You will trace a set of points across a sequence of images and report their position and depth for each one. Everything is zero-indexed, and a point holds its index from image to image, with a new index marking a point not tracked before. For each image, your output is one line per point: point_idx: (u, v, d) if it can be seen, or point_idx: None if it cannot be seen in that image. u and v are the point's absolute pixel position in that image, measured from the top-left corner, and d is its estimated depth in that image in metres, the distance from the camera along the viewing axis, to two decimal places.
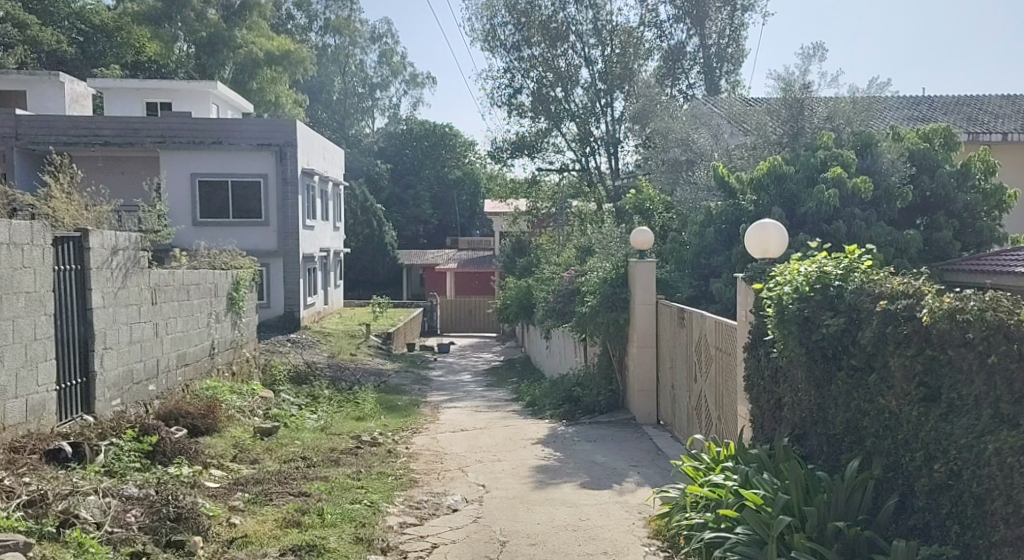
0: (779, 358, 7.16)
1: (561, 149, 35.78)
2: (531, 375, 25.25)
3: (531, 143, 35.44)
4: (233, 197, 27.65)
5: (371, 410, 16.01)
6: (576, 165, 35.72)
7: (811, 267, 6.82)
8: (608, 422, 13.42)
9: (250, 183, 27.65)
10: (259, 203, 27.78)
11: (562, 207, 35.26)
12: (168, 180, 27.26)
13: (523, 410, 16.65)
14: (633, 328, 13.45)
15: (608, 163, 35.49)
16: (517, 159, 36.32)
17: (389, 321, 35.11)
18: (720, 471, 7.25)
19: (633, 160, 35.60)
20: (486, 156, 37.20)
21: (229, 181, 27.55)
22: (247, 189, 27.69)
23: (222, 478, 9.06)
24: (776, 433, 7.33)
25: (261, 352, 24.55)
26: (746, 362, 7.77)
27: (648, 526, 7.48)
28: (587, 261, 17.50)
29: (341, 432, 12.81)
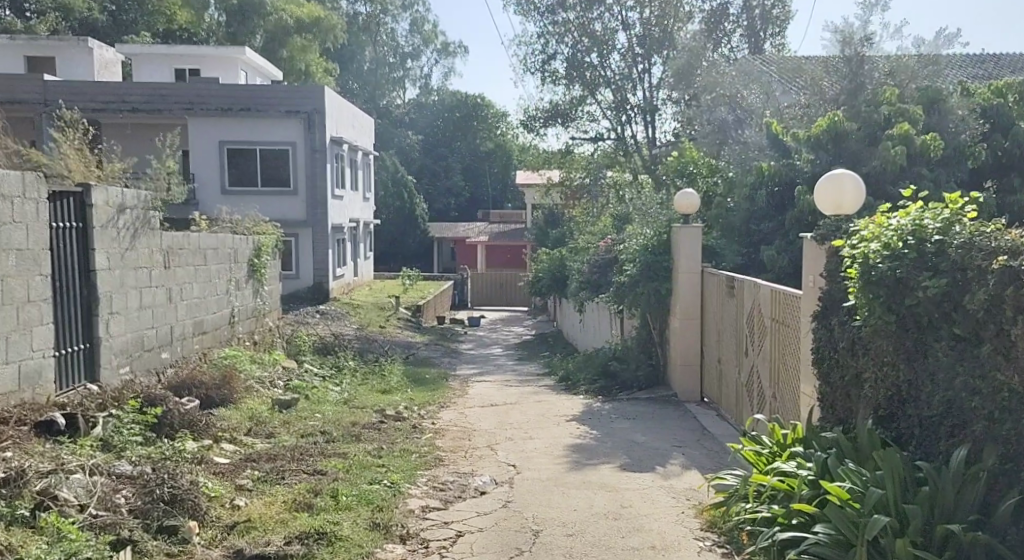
0: (860, 328, 6.30)
1: (595, 117, 34.74)
2: (564, 348, 24.56)
3: (565, 111, 34.58)
4: (262, 165, 27.00)
5: (398, 384, 15.27)
6: (611, 134, 34.78)
7: (903, 220, 6.10)
8: (647, 399, 12.58)
9: (279, 151, 26.97)
10: (288, 172, 27.10)
11: (597, 176, 34.40)
12: (195, 147, 26.62)
13: (557, 385, 15.87)
14: (676, 298, 12.61)
15: (644, 131, 34.57)
16: (550, 128, 35.42)
17: (419, 293, 34.44)
18: (787, 457, 6.42)
19: (671, 128, 34.58)
20: (519, 124, 36.33)
21: (257, 149, 26.89)
22: (275, 158, 27.02)
23: (234, 453, 8.35)
24: (854, 413, 6.50)
25: (288, 322, 23.92)
26: (814, 332, 6.91)
27: (701, 516, 6.65)
28: (625, 228, 16.65)
29: (365, 406, 12.06)
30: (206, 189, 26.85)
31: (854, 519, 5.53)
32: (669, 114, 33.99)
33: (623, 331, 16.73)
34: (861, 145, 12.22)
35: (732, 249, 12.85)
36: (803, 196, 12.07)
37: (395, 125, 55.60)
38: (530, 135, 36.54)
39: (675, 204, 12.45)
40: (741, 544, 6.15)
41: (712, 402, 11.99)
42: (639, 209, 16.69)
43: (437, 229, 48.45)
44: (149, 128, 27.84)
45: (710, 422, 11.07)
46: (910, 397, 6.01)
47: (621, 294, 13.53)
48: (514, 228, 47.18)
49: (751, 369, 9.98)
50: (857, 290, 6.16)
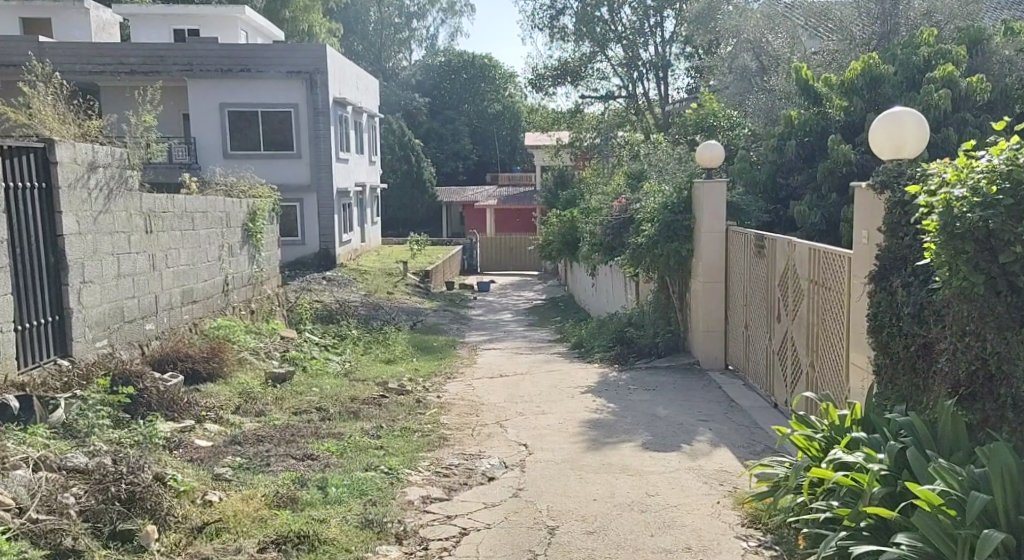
0: (935, 291, 5.45)
1: (605, 75, 33.88)
2: (578, 313, 23.82)
3: (575, 69, 33.70)
4: (263, 127, 26.03)
5: (403, 354, 14.47)
6: (622, 92, 33.99)
7: (994, 160, 5.24)
8: (668, 368, 11.73)
9: (280, 112, 25.99)
10: (291, 134, 26.15)
11: (608, 136, 33.44)
12: (196, 111, 25.66)
13: (571, 353, 15.06)
14: (698, 259, 11.73)
15: (656, 89, 33.69)
16: (559, 87, 34.50)
17: (428, 258, 33.62)
18: (848, 445, 5.61)
19: (683, 85, 33.62)
20: (527, 84, 35.41)
21: (259, 111, 25.91)
22: (277, 120, 26.06)
23: (217, 434, 7.56)
24: (927, 393, 5.63)
25: (293, 290, 23.13)
26: (872, 296, 6.06)
27: (741, 510, 5.83)
28: (642, 187, 15.77)
29: (366, 379, 11.24)
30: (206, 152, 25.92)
31: (951, 531, 4.75)
32: (681, 70, 33.15)
33: (639, 295, 15.90)
34: (897, 90, 11.58)
35: (758, 207, 12.01)
36: (838, 146, 11.42)
37: (401, 87, 54.54)
38: (539, 96, 35.66)
39: (697, 157, 11.61)
40: (794, 547, 5.36)
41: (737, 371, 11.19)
42: (658, 167, 15.78)
43: (445, 193, 47.55)
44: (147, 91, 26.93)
45: (737, 393, 10.24)
46: (999, 372, 5.12)
47: (639, 255, 12.63)
48: (523, 191, 46.23)
49: (784, 335, 9.17)
50: (935, 244, 5.29)
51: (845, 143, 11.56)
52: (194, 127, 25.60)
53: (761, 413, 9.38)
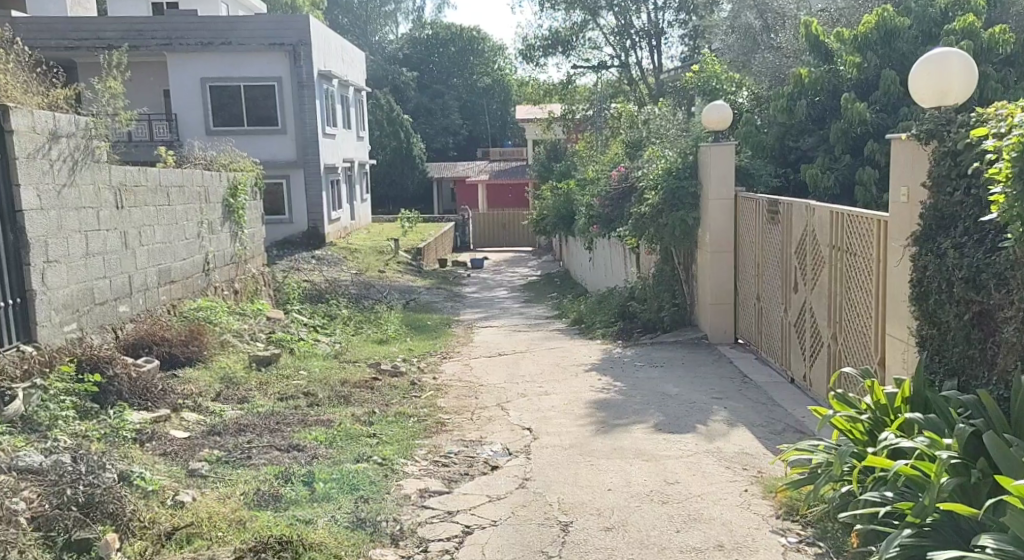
0: (1003, 252, 4.90)
1: (597, 45, 33.30)
2: (574, 288, 23.30)
3: (565, 39, 33.09)
4: (246, 103, 25.26)
5: (396, 333, 13.88)
6: (615, 61, 33.44)
7: None
8: (673, 343, 11.17)
9: (264, 87, 25.20)
10: (275, 109, 25.39)
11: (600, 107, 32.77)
12: (177, 86, 24.85)
13: (570, 329, 14.49)
14: (705, 228, 11.15)
15: (649, 58, 33.09)
16: (550, 58, 33.85)
17: (419, 235, 32.96)
18: (899, 427, 5.05)
19: (676, 54, 33.08)
20: (517, 55, 34.76)
21: (242, 87, 25.11)
22: (261, 95, 25.28)
23: (196, 424, 6.97)
24: (991, 371, 5.05)
25: (281, 269, 22.49)
26: (922, 258, 5.54)
27: (776, 502, 5.31)
28: (642, 155, 15.19)
29: (357, 360, 10.65)
30: (189, 127, 25.11)
31: None
32: (674, 37, 32.53)
33: (640, 267, 15.31)
34: (914, 45, 11.20)
35: (766, 173, 11.45)
36: (851, 105, 10.92)
37: (388, 62, 53.64)
38: (529, 67, 35.04)
39: (705, 120, 11.03)
40: (847, 547, 4.85)
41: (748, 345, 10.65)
42: (659, 133, 15.17)
43: (435, 169, 46.85)
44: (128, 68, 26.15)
45: (748, 368, 9.69)
46: None
47: (641, 225, 12.03)
48: (515, 166, 45.53)
49: (802, 306, 8.63)
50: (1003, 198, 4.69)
51: (859, 102, 11.03)
52: (176, 103, 24.78)
53: (777, 389, 8.85)
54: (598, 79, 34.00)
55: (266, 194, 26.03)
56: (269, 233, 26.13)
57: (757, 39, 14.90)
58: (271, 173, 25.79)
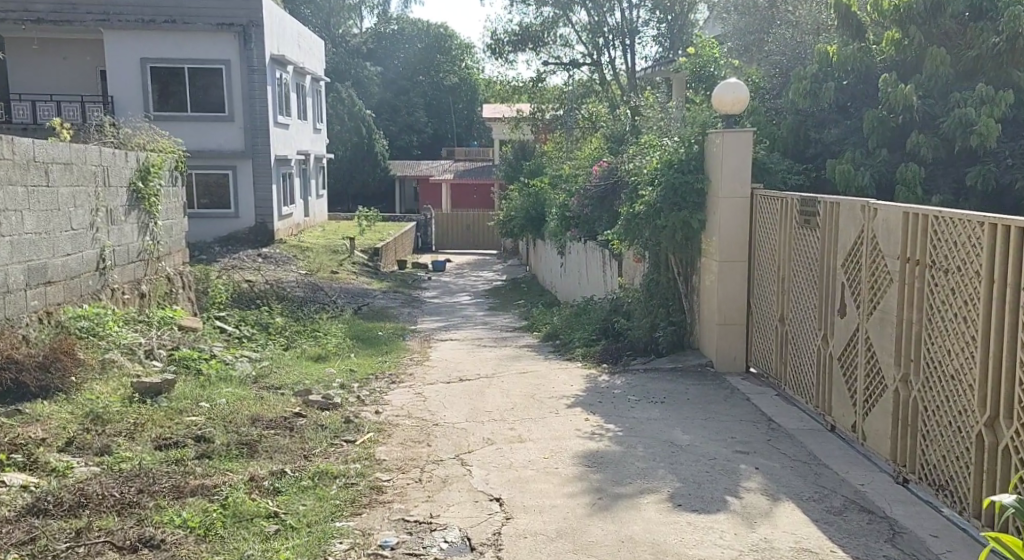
0: None
1: (569, 43, 31.45)
2: (543, 297, 21.26)
3: (536, 34, 31.19)
4: (190, 86, 22.78)
5: (339, 351, 11.71)
6: (587, 59, 31.62)
7: None
8: (672, 371, 9.15)
9: (209, 71, 22.83)
10: (220, 94, 23.00)
11: (571, 107, 30.91)
12: (113, 65, 22.23)
13: (544, 347, 12.42)
14: (713, 231, 9.14)
15: (623, 58, 31.29)
16: (519, 54, 31.95)
17: (378, 235, 30.77)
18: None
19: (651, 54, 31.30)
20: (483, 50, 32.73)
21: (186, 69, 22.68)
22: (204, 78, 22.83)
23: (15, 493, 4.96)
24: None
25: (220, 269, 20.28)
26: None
27: None
28: (629, 148, 13.22)
29: (281, 390, 8.50)
30: (126, 108, 22.46)
31: None
32: (650, 37, 30.76)
33: (624, 275, 13.28)
34: (966, 18, 9.22)
35: (787, 167, 9.50)
36: (895, 87, 8.98)
37: (351, 55, 51.40)
38: (498, 63, 33.08)
39: (716, 103, 8.99)
40: None
41: (765, 376, 8.68)
42: (650, 125, 13.17)
43: (397, 167, 44.64)
44: (59, 45, 23.59)
45: (770, 409, 7.70)
46: None
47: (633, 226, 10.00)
48: (480, 166, 43.46)
49: (851, 334, 6.69)
50: None
51: (902, 84, 9.14)
52: (111, 81, 22.24)
53: (815, 439, 6.88)
54: (568, 79, 32.14)
55: (209, 186, 23.52)
56: (211, 229, 23.61)
57: (765, 19, 12.97)
58: (214, 163, 23.30)
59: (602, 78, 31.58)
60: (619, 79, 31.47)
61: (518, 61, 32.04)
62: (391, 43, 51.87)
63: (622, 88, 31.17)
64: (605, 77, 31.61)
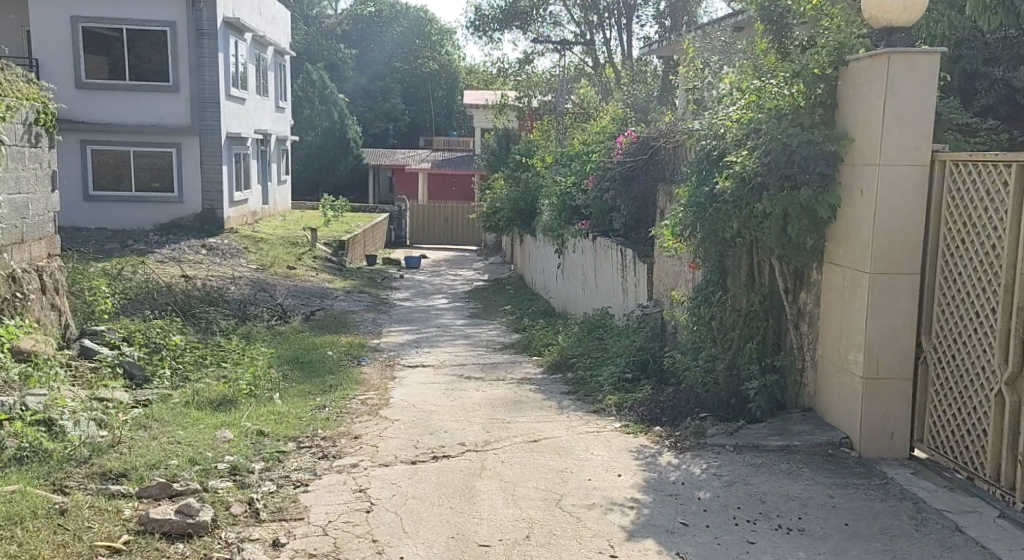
0: None
1: (559, 21, 27.82)
2: (536, 304, 17.66)
3: (524, 11, 27.71)
4: (128, 51, 18.75)
5: (256, 390, 8.03)
6: (579, 40, 28.13)
7: None
8: (784, 452, 5.49)
9: (151, 34, 18.81)
10: (159, 60, 18.92)
11: (562, 93, 27.37)
12: (37, 25, 18.31)
13: (555, 386, 8.78)
14: (855, 222, 5.52)
15: (619, 39, 27.75)
16: (505, 34, 28.46)
17: (345, 226, 26.95)
18: None
19: (651, 34, 27.80)
20: (465, 28, 29.19)
21: (124, 31, 18.66)
22: (144, 41, 18.80)
23: None
24: None
25: (143, 260, 16.60)
26: None
27: None
28: (677, 120, 9.65)
29: (109, 494, 4.91)
30: (51, 78, 18.48)
31: None
32: (649, 16, 26.92)
33: (668, 282, 9.70)
34: None
35: (966, 122, 5.93)
36: None
37: (326, 38, 47.68)
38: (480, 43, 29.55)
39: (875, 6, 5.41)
40: None
41: (956, 468, 5.07)
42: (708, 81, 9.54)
43: (372, 155, 40.87)
44: None
45: None
46: None
47: (714, 211, 6.28)
48: (460, 156, 39.74)
49: None
50: None
51: None
52: (37, 45, 18.30)
53: None
54: (559, 62, 28.57)
55: (147, 167, 19.22)
56: (149, 215, 19.30)
57: None
58: (153, 140, 19.05)
59: (596, 62, 27.89)
60: (612, 62, 27.77)
61: (504, 41, 28.52)
62: (369, 29, 48.81)
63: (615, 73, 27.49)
64: (598, 60, 28.10)
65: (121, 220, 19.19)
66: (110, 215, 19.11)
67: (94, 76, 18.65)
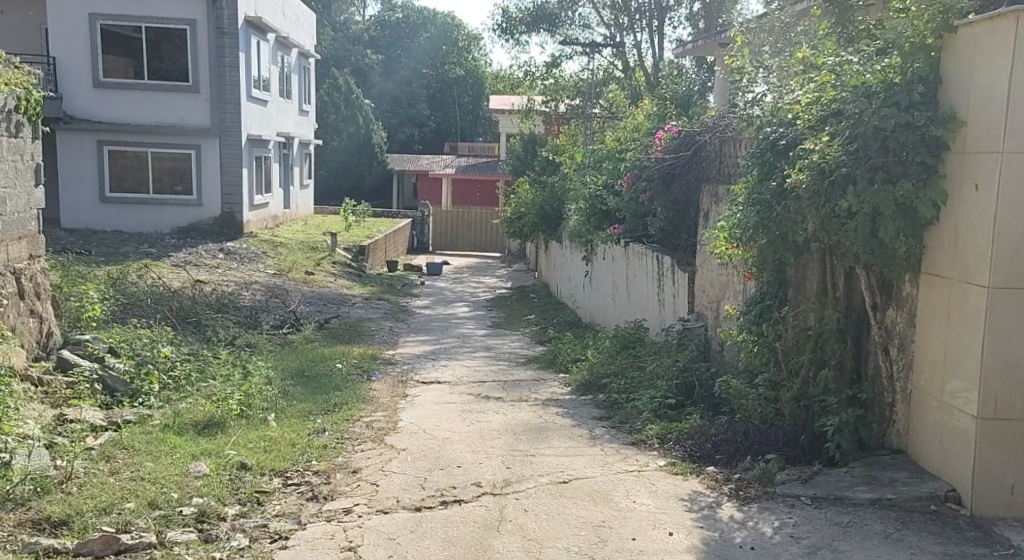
0: None
1: (588, 23, 26.93)
2: (562, 314, 16.66)
3: (552, 12, 26.78)
4: (148, 49, 17.85)
5: (247, 411, 7.04)
6: (608, 43, 27.14)
7: None
8: (877, 509, 4.53)
9: (171, 33, 17.90)
10: (180, 59, 18.02)
11: (590, 97, 26.38)
12: (55, 22, 17.42)
13: (586, 409, 7.77)
14: (966, 227, 4.58)
15: (650, 42, 26.68)
16: (533, 37, 27.55)
17: (366, 231, 26.10)
18: None
19: (684, 37, 26.71)
20: (491, 30, 28.33)
21: (143, 28, 17.75)
22: (169, 41, 17.93)
23: None
24: None
25: (150, 263, 15.78)
26: None
27: None
28: (728, 115, 8.60)
29: (35, 552, 4.11)
30: (65, 76, 17.61)
31: None
32: (682, 17, 25.90)
33: (713, 294, 8.67)
34: None
35: None
36: None
37: (352, 44, 46.99)
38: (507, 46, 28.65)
39: None
40: None
41: None
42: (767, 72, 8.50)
43: (396, 160, 40.06)
44: None
45: None
46: None
47: (789, 210, 5.27)
48: (485, 161, 38.83)
49: None
50: None
51: None
52: (54, 43, 17.43)
53: None
54: (588, 66, 27.65)
55: (168, 170, 18.31)
56: (166, 218, 18.38)
57: None
58: (173, 141, 18.15)
59: (626, 64, 26.83)
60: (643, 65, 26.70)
61: (531, 43, 27.61)
62: (396, 35, 48.10)
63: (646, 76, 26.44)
64: (628, 63, 27.07)
65: (138, 222, 18.26)
66: (127, 217, 18.21)
67: (112, 74, 17.78)
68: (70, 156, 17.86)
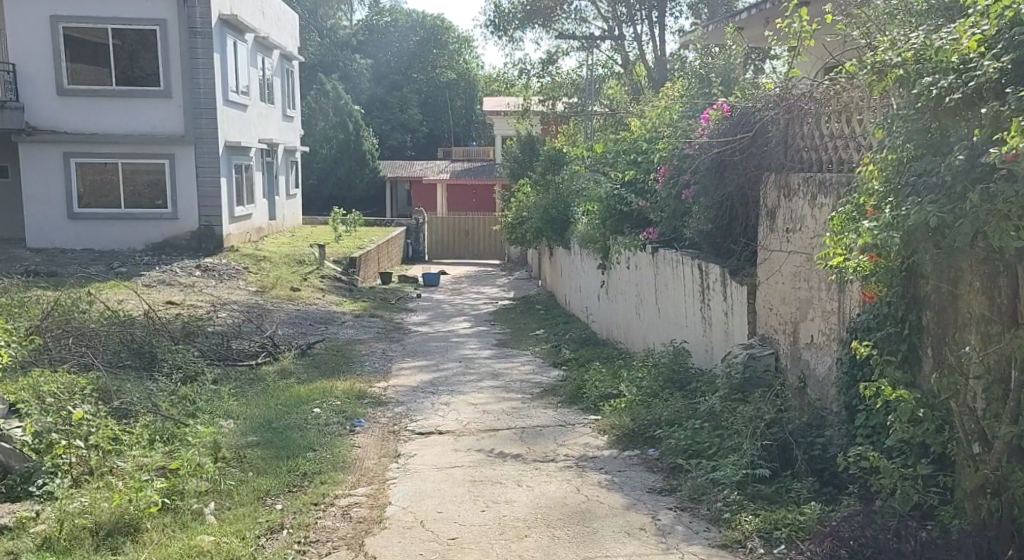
0: None
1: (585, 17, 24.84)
2: (577, 329, 14.67)
3: (544, 7, 24.78)
4: (117, 53, 15.75)
5: (170, 501, 5.16)
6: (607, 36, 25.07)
7: None
8: None
9: (141, 35, 15.80)
10: (152, 63, 15.89)
11: (588, 97, 24.39)
12: (11, 23, 15.36)
13: (639, 475, 5.82)
14: None
15: (651, 33, 24.57)
16: (526, 33, 25.59)
17: (357, 241, 24.08)
18: None
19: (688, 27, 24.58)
20: (482, 27, 26.40)
21: (110, 30, 15.67)
22: (146, 49, 15.86)
23: None
24: None
25: (109, 284, 13.84)
26: None
27: None
28: (818, 93, 6.56)
29: None
30: (24, 82, 15.55)
31: None
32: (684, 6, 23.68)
33: (789, 312, 6.67)
34: None
35: None
36: None
37: (338, 47, 44.85)
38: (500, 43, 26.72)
39: None
40: None
41: None
42: (877, 37, 6.45)
43: (388, 166, 38.05)
44: None
45: None
46: None
47: (991, 200, 3.74)
48: (481, 164, 36.81)
49: None
50: None
51: None
52: (11, 47, 15.42)
53: None
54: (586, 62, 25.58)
55: (148, 183, 16.24)
56: (140, 234, 16.30)
57: None
58: (141, 152, 16.03)
59: (626, 58, 24.73)
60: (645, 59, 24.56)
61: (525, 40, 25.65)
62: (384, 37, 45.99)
63: (649, 70, 24.31)
64: (628, 57, 24.93)
65: (109, 240, 16.24)
66: (95, 235, 16.19)
67: (76, 81, 15.75)
68: (31, 170, 15.82)
